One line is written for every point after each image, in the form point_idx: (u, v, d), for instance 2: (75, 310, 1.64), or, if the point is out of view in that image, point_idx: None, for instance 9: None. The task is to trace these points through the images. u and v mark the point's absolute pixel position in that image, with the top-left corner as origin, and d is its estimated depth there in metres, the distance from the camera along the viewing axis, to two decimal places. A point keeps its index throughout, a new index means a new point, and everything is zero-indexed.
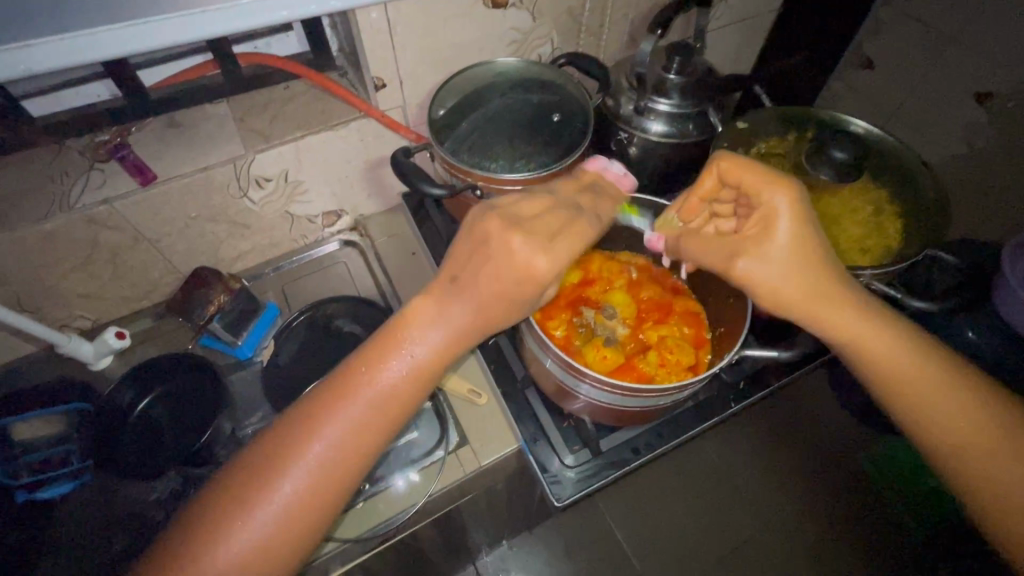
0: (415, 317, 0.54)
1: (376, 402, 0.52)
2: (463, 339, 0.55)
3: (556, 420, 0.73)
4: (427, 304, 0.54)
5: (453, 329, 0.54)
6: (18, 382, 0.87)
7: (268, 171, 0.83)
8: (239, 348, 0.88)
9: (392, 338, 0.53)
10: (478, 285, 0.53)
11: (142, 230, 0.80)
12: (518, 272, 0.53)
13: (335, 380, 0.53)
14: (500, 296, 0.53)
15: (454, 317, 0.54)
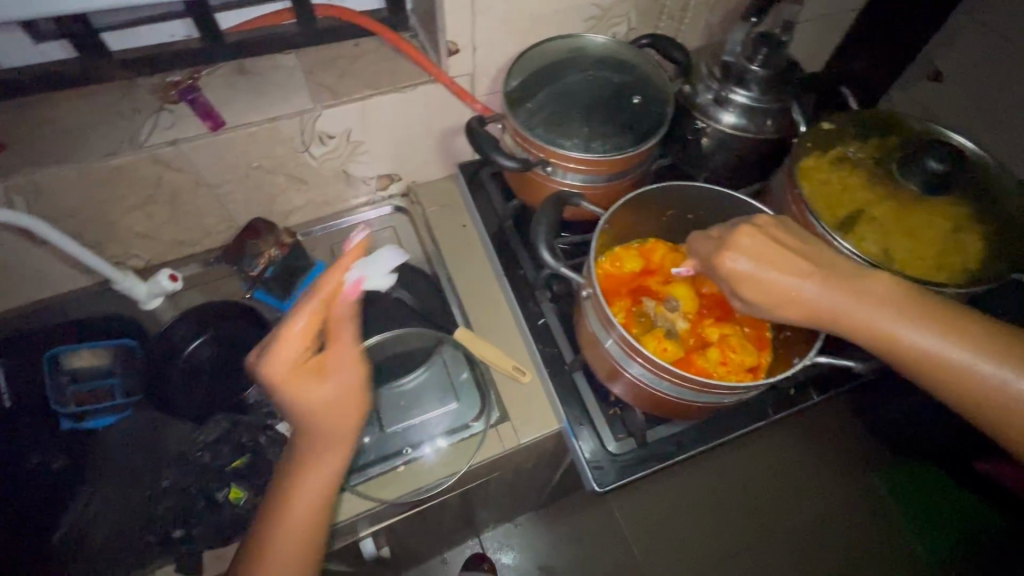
0: (294, 452, 0.56)
1: (300, 517, 0.54)
2: (339, 456, 0.56)
3: (602, 406, 0.73)
4: (301, 451, 0.56)
5: (322, 449, 0.55)
6: (71, 313, 0.88)
7: (332, 127, 0.82)
8: (286, 302, 0.89)
9: (287, 470, 0.56)
10: (301, 416, 0.54)
11: (203, 176, 0.80)
12: (283, 379, 0.52)
13: (254, 539, 0.55)
14: (313, 410, 0.53)
15: (314, 446, 0.55)
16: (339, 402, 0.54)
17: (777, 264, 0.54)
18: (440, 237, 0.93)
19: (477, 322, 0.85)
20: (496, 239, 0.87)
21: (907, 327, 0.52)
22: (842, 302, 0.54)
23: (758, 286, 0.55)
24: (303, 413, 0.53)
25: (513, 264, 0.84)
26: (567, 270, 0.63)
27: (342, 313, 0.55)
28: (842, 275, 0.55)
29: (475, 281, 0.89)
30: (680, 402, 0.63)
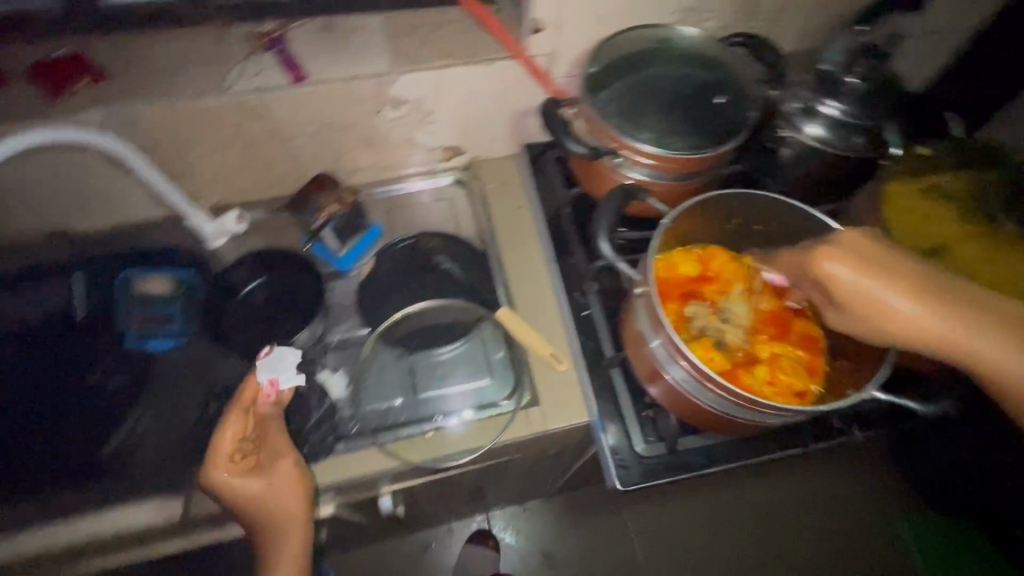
0: (258, 532, 0.71)
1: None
2: (291, 525, 0.71)
3: (636, 407, 0.72)
4: (270, 532, 0.70)
5: (281, 529, 0.70)
6: (145, 241, 0.94)
7: (406, 94, 0.83)
8: (341, 258, 0.91)
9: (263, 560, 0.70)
10: (250, 499, 0.69)
11: (279, 127, 0.83)
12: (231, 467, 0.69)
13: None
14: (257, 490, 0.69)
15: (269, 526, 0.69)
16: (292, 474, 0.70)
17: (888, 278, 0.51)
18: (496, 216, 0.93)
19: (520, 304, 0.85)
20: (552, 225, 0.87)
21: (1010, 358, 0.50)
22: (958, 327, 0.51)
23: (869, 302, 0.52)
24: (254, 500, 0.69)
25: (565, 253, 0.84)
26: (624, 264, 0.62)
27: (263, 412, 0.73)
28: (961, 296, 0.51)
29: (524, 263, 0.89)
30: (721, 415, 0.61)
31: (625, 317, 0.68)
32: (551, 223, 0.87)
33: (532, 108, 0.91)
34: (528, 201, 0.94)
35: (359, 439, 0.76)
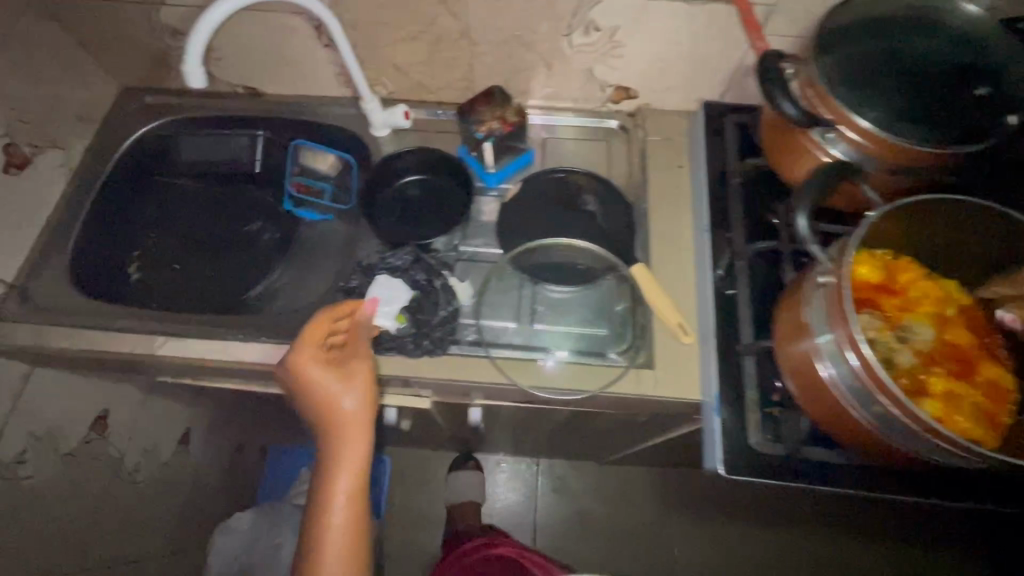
0: (326, 440, 0.74)
1: (341, 497, 0.72)
2: (354, 436, 0.73)
3: (759, 401, 0.67)
4: (332, 445, 0.73)
5: (348, 438, 0.73)
6: (314, 116, 0.98)
7: (605, 19, 0.78)
8: (489, 174, 0.90)
9: (326, 466, 0.73)
10: (325, 408, 0.73)
11: (470, 30, 0.82)
12: (320, 371, 0.71)
13: (315, 506, 0.72)
14: (334, 397, 0.72)
15: (335, 433, 0.73)
16: (361, 405, 0.73)
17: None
18: (653, 173, 0.89)
19: (658, 264, 0.81)
20: (714, 194, 0.80)
21: None
22: None
23: None
24: (327, 411, 0.73)
25: (722, 226, 0.78)
26: (816, 247, 0.57)
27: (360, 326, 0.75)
28: None
29: (672, 225, 0.84)
30: (871, 431, 0.57)
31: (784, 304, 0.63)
32: (715, 192, 0.81)
33: (727, 64, 0.84)
34: (689, 164, 0.90)
35: (473, 346, 0.78)
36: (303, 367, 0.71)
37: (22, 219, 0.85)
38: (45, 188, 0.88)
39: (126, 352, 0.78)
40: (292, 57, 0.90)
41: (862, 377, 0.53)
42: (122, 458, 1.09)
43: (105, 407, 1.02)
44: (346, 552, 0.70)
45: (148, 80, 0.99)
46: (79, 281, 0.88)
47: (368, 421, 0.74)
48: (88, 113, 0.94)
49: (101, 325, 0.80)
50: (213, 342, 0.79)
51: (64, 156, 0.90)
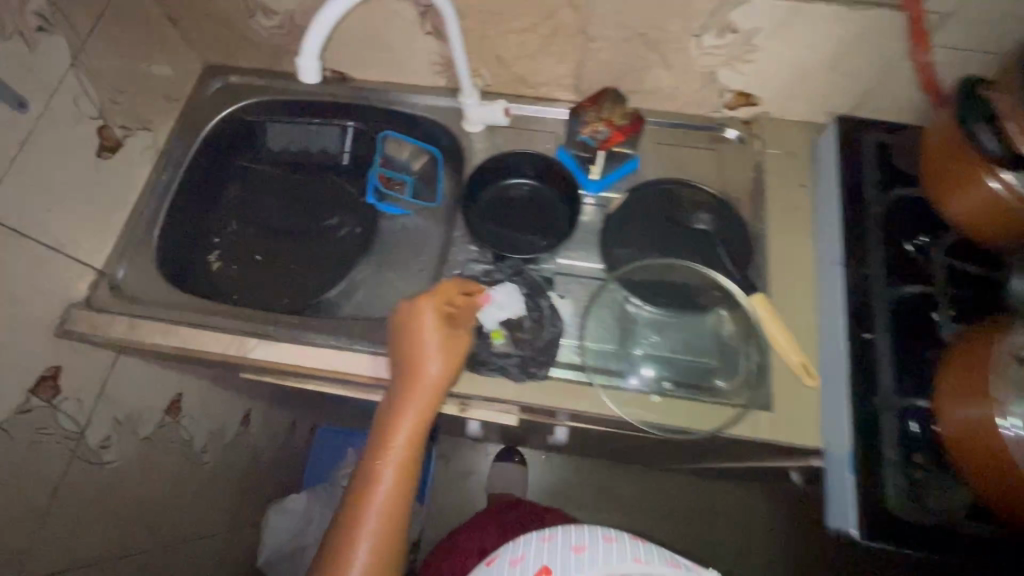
0: (395, 393, 0.68)
1: (394, 457, 0.66)
2: (425, 401, 0.67)
3: (901, 463, 0.61)
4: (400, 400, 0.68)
5: (418, 400, 0.67)
6: (404, 104, 0.93)
7: (747, 20, 0.70)
8: (590, 181, 0.85)
9: (388, 419, 0.68)
10: (410, 360, 0.67)
11: (590, 25, 0.74)
12: (429, 320, 0.67)
13: (366, 459, 0.67)
14: (424, 352, 0.67)
15: (408, 390, 0.67)
16: (444, 371, 0.67)
17: None
18: (771, 193, 0.82)
19: (775, 295, 0.75)
20: (849, 222, 0.73)
21: None
22: None
23: None
24: (410, 365, 0.67)
25: (856, 259, 0.71)
26: None
27: (473, 298, 0.72)
28: None
29: (791, 252, 0.78)
30: None
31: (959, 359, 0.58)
32: (850, 219, 0.73)
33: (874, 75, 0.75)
34: (812, 182, 0.82)
35: (570, 368, 0.75)
36: (418, 311, 0.68)
37: (113, 205, 0.82)
38: (134, 172, 0.85)
39: (219, 354, 0.76)
40: (389, 43, 0.84)
41: None
42: (192, 440, 1.05)
43: (179, 391, 0.98)
44: (382, 516, 0.65)
45: (233, 59, 0.94)
46: (165, 268, 0.87)
47: (445, 390, 0.68)
48: (174, 92, 0.91)
49: (193, 320, 0.79)
50: (305, 349, 0.76)
51: (151, 139, 0.87)
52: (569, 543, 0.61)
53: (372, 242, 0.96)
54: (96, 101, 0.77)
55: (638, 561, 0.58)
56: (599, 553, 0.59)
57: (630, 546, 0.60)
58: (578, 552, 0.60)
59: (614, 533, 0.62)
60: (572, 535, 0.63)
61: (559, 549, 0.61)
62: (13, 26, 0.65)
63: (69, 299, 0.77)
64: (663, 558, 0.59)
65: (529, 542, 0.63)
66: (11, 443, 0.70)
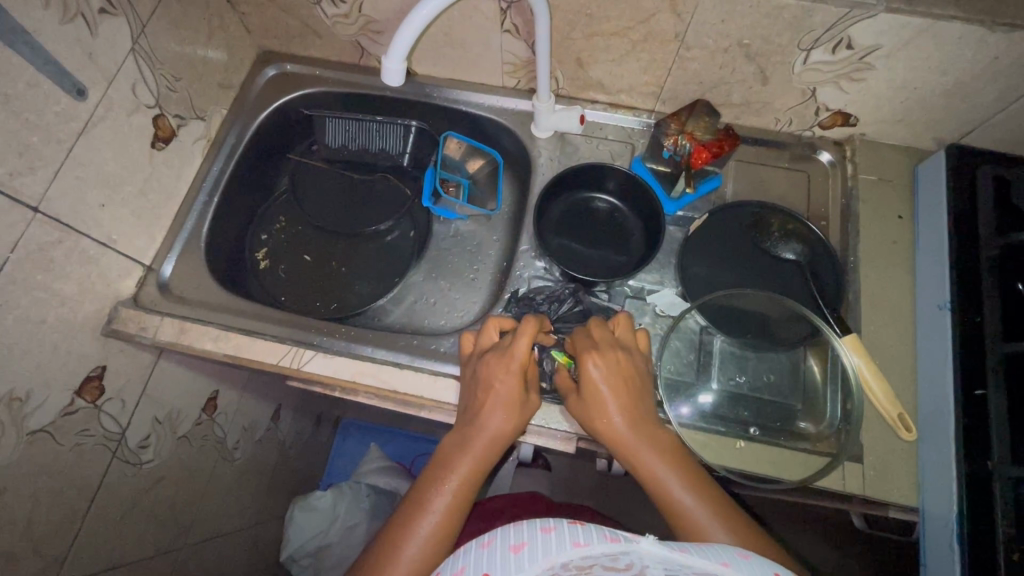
0: (455, 434, 0.62)
1: (442, 501, 0.58)
2: (485, 450, 0.60)
3: (1015, 538, 0.54)
4: (458, 442, 0.61)
5: (478, 444, 0.60)
6: (468, 105, 0.87)
7: (866, 36, 0.64)
8: (667, 201, 0.80)
9: (441, 461, 0.61)
10: (480, 406, 0.62)
11: (688, 33, 0.68)
12: (510, 370, 0.62)
13: (409, 503, 0.59)
14: (495, 401, 0.61)
15: (467, 436, 0.61)
16: (514, 422, 0.61)
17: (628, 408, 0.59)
18: (864, 224, 0.76)
19: (868, 338, 0.71)
20: (959, 261, 0.66)
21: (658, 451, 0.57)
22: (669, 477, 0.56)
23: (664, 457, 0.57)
24: (476, 410, 0.62)
25: (969, 306, 0.64)
26: None
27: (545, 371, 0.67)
28: (644, 427, 0.58)
29: (886, 291, 0.73)
30: None
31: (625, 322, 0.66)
32: (959, 260, 0.66)
33: (998, 102, 0.68)
34: (911, 214, 0.76)
35: None
36: (495, 357, 0.64)
37: (163, 198, 0.78)
38: (185, 164, 0.81)
39: (272, 364, 0.73)
40: (461, 39, 0.78)
41: None
42: (225, 439, 0.98)
43: (215, 388, 0.92)
44: (416, 561, 0.55)
45: (290, 46, 0.89)
46: (213, 266, 0.83)
47: (507, 444, 0.62)
48: (227, 79, 0.86)
49: (245, 327, 0.77)
50: (360, 365, 0.73)
51: (203, 128, 0.83)
52: (506, 546, 0.41)
53: (426, 246, 0.91)
54: (154, 88, 0.73)
55: (578, 545, 0.39)
56: (540, 547, 0.40)
57: (567, 529, 0.41)
58: (515, 552, 0.40)
59: (556, 519, 0.42)
60: (510, 534, 0.43)
61: (494, 555, 0.41)
62: (76, 8, 0.61)
63: (118, 296, 0.74)
64: (600, 534, 0.40)
65: (469, 552, 0.44)
66: (55, 447, 0.65)
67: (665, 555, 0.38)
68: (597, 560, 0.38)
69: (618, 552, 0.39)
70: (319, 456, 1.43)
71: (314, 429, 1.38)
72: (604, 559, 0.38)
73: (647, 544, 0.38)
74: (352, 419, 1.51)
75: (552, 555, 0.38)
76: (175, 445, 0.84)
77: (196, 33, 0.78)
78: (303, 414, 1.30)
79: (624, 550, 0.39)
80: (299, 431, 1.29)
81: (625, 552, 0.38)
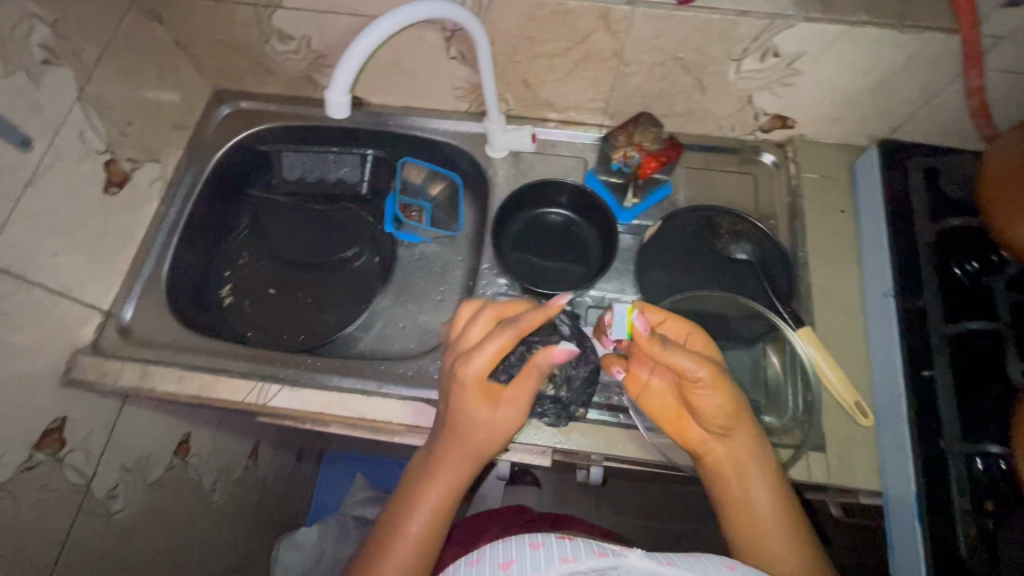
0: (435, 453, 0.61)
1: (420, 522, 0.58)
2: (467, 461, 0.60)
3: (972, 511, 0.56)
4: (441, 462, 0.60)
5: (462, 462, 0.60)
6: (423, 130, 0.89)
7: (790, 44, 0.67)
8: (622, 211, 0.82)
9: (420, 480, 0.60)
10: (465, 416, 0.58)
11: (625, 50, 0.71)
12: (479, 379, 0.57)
13: (390, 523, 0.59)
14: (471, 419, 0.59)
15: (445, 448, 0.60)
16: (494, 439, 0.60)
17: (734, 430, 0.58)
18: (809, 220, 0.80)
19: (822, 329, 0.73)
20: (898, 249, 0.69)
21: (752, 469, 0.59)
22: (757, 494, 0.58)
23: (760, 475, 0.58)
24: (454, 427, 0.60)
25: (910, 290, 0.67)
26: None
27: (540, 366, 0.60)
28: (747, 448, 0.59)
29: (836, 282, 0.76)
30: None
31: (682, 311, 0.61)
32: (898, 249, 0.70)
33: (919, 98, 0.72)
34: (852, 207, 0.80)
35: (608, 409, 0.72)
36: (473, 365, 0.57)
37: (120, 242, 0.78)
38: (141, 207, 0.81)
39: (238, 401, 0.73)
40: (410, 68, 0.80)
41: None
42: (202, 480, 0.95)
43: (187, 430, 0.89)
44: None
45: (243, 83, 0.90)
46: (175, 308, 0.82)
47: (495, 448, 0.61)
48: (181, 120, 0.87)
49: (210, 365, 0.76)
50: (329, 395, 0.73)
51: (159, 170, 0.83)
52: (495, 562, 0.44)
53: (392, 271, 0.92)
54: (104, 134, 0.73)
55: (566, 561, 0.42)
56: (528, 563, 0.42)
57: (555, 545, 0.43)
58: (505, 569, 0.42)
59: (543, 537, 0.45)
60: (499, 551, 0.45)
61: (484, 571, 0.43)
62: (18, 61, 0.61)
63: (76, 344, 0.73)
64: (588, 549, 0.43)
65: (459, 569, 0.45)
66: (15, 504, 0.63)
67: (652, 569, 0.41)
68: (585, 575, 0.41)
69: (606, 566, 0.41)
70: (302, 491, 1.40)
71: (296, 464, 1.35)
72: (592, 574, 0.41)
73: (633, 559, 0.42)
74: (335, 451, 1.49)
75: (541, 569, 0.41)
76: (146, 492, 0.82)
77: (146, 77, 0.79)
78: (284, 450, 1.27)
79: (611, 565, 0.42)
80: (280, 469, 1.27)
81: (612, 566, 0.41)
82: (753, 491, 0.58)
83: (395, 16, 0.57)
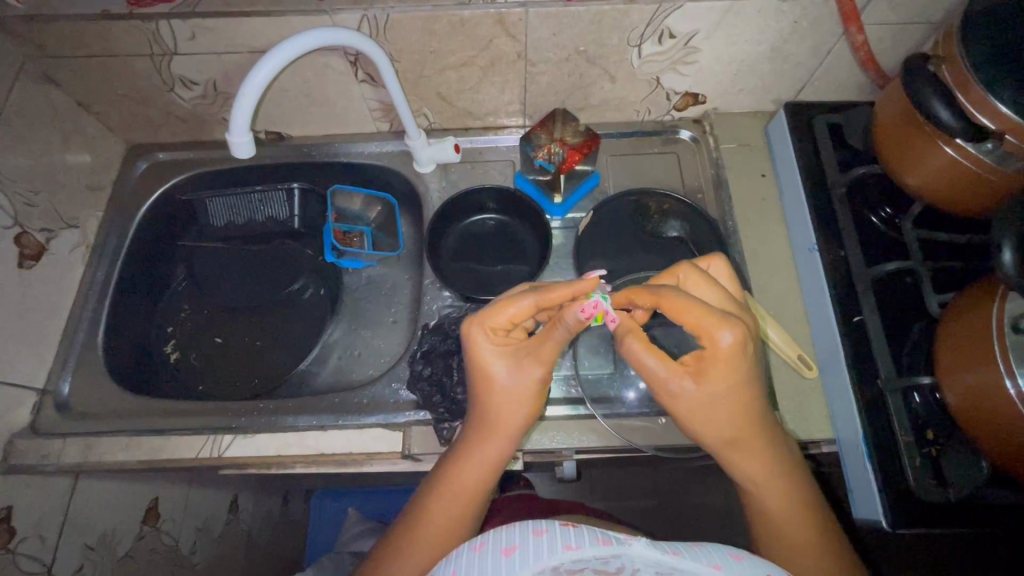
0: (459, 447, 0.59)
1: (437, 518, 0.57)
2: (497, 445, 0.58)
3: (916, 443, 0.60)
4: (466, 454, 0.58)
5: (483, 455, 0.58)
6: (348, 156, 0.89)
7: (683, 24, 0.70)
8: (554, 206, 0.83)
9: (441, 474, 0.59)
10: (484, 403, 0.57)
11: (529, 50, 0.72)
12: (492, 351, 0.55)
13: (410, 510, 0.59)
14: (491, 410, 0.56)
15: (474, 428, 0.58)
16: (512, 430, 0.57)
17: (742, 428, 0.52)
18: (734, 189, 0.82)
19: (759, 291, 0.75)
20: (815, 205, 0.72)
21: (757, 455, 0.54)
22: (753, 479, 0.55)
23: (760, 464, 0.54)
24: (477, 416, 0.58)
25: (833, 243, 0.70)
26: (933, 301, 0.62)
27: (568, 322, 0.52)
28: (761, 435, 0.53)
29: (766, 244, 0.78)
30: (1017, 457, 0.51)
31: (712, 285, 0.54)
32: (816, 205, 0.72)
33: (813, 59, 0.75)
34: (773, 171, 0.83)
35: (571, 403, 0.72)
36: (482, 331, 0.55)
37: (45, 315, 0.75)
38: (64, 277, 0.78)
39: (192, 459, 0.71)
40: (321, 96, 0.80)
41: (985, 425, 0.53)
42: (177, 544, 0.91)
43: (155, 494, 0.85)
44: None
45: (156, 135, 0.88)
46: (116, 375, 0.80)
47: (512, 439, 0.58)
48: (95, 181, 0.84)
49: (159, 426, 0.74)
50: (285, 437, 0.71)
51: (79, 236, 0.81)
52: (497, 548, 0.43)
53: (339, 299, 0.91)
54: (9, 208, 0.71)
55: (569, 549, 0.42)
56: (531, 549, 0.42)
57: (559, 532, 0.43)
58: (507, 556, 0.42)
59: (547, 522, 0.44)
60: (502, 536, 0.45)
61: (486, 558, 0.43)
62: None
63: (10, 429, 0.70)
64: (592, 538, 0.43)
65: (460, 556, 0.45)
66: None
67: (656, 558, 0.41)
68: (588, 563, 0.41)
69: (609, 555, 0.41)
70: (292, 536, 1.36)
71: (283, 509, 1.31)
72: (595, 563, 0.41)
73: (638, 547, 0.41)
74: (322, 489, 1.45)
75: (543, 558, 0.41)
76: (115, 569, 0.78)
77: (49, 143, 0.76)
78: (267, 497, 1.24)
79: (614, 553, 0.41)
80: (265, 517, 1.23)
81: (617, 555, 0.41)
82: (753, 477, 0.55)
83: (284, 48, 0.57)
